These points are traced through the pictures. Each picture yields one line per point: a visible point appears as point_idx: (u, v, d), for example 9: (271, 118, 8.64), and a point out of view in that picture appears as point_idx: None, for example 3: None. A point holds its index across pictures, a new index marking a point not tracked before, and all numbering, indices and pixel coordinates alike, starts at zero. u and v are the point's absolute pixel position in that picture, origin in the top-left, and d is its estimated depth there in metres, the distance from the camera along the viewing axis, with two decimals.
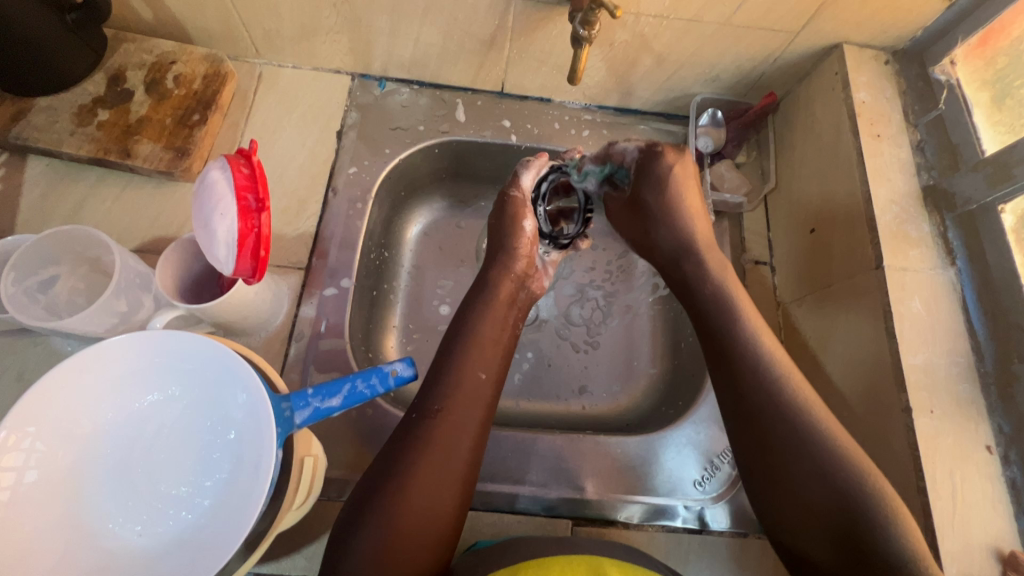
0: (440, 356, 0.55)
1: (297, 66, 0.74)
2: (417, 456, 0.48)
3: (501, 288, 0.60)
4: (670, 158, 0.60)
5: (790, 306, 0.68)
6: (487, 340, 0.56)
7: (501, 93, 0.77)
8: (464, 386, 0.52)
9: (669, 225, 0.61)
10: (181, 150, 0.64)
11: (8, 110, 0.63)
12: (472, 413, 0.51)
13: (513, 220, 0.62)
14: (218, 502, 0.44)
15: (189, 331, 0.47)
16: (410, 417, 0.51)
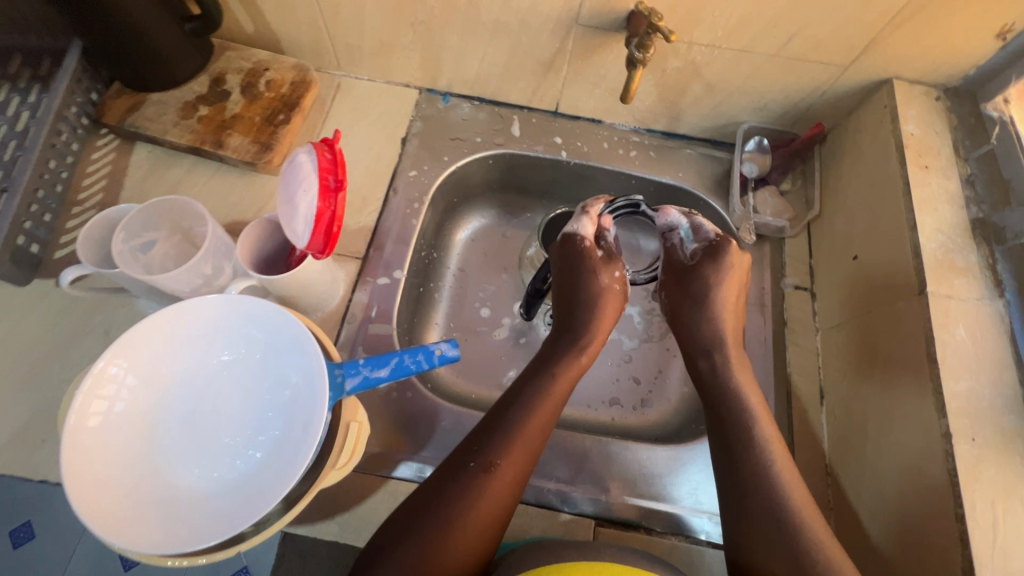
0: (507, 407, 0.56)
1: (371, 79, 0.82)
2: (466, 505, 0.50)
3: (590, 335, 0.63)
4: (714, 271, 0.63)
5: (830, 332, 0.68)
6: (556, 401, 0.58)
7: (555, 112, 0.82)
8: (524, 444, 0.54)
9: (697, 312, 0.63)
10: (265, 145, 0.71)
11: (126, 102, 0.72)
12: (522, 474, 0.53)
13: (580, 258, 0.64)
14: (268, 456, 0.49)
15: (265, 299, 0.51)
16: (468, 466, 0.52)
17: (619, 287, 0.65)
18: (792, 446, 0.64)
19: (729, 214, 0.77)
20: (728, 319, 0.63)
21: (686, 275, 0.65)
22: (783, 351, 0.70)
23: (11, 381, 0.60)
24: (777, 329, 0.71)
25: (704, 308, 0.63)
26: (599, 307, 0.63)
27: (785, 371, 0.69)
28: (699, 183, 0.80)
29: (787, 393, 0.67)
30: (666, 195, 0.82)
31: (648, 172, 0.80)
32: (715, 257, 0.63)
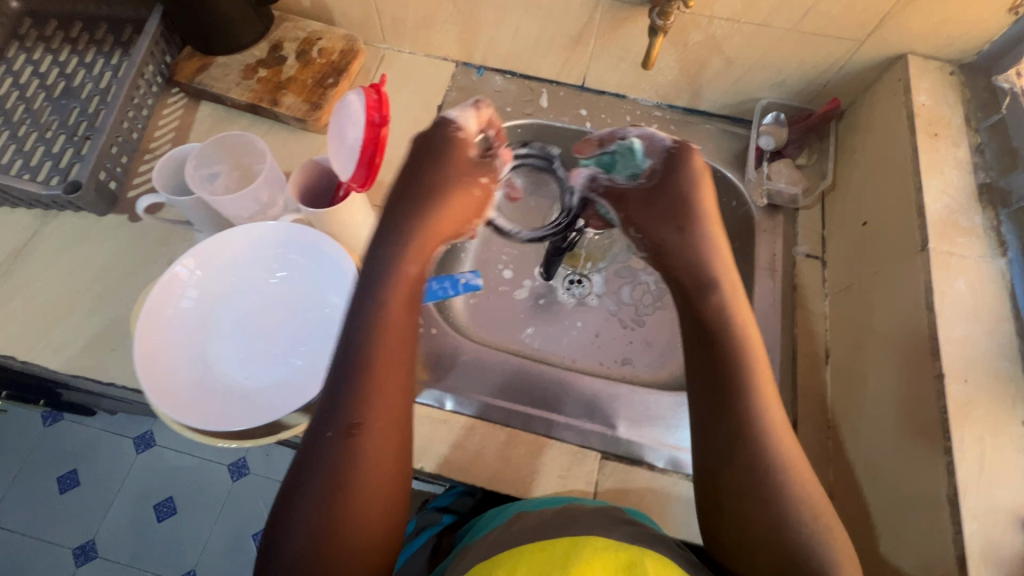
0: (342, 363, 0.48)
1: (413, 52, 0.89)
2: (347, 476, 0.45)
3: (428, 238, 0.54)
4: (696, 161, 0.60)
5: (837, 296, 0.71)
6: (398, 325, 0.50)
7: (581, 86, 0.87)
8: (380, 387, 0.48)
9: (682, 232, 0.58)
10: (316, 104, 0.78)
11: (196, 64, 0.80)
12: (395, 425, 0.48)
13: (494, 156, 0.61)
14: (306, 364, 0.54)
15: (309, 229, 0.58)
16: (326, 439, 0.45)
17: (479, 193, 0.58)
18: (795, 400, 0.67)
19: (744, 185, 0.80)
20: (713, 232, 0.57)
21: (647, 199, 0.60)
22: (792, 312, 0.73)
23: (87, 298, 0.68)
24: (786, 292, 0.74)
25: (687, 230, 0.57)
26: (442, 203, 0.55)
27: (792, 331, 0.71)
28: (716, 156, 0.84)
29: (793, 352, 0.70)
30: None
31: None
32: (683, 153, 0.60)
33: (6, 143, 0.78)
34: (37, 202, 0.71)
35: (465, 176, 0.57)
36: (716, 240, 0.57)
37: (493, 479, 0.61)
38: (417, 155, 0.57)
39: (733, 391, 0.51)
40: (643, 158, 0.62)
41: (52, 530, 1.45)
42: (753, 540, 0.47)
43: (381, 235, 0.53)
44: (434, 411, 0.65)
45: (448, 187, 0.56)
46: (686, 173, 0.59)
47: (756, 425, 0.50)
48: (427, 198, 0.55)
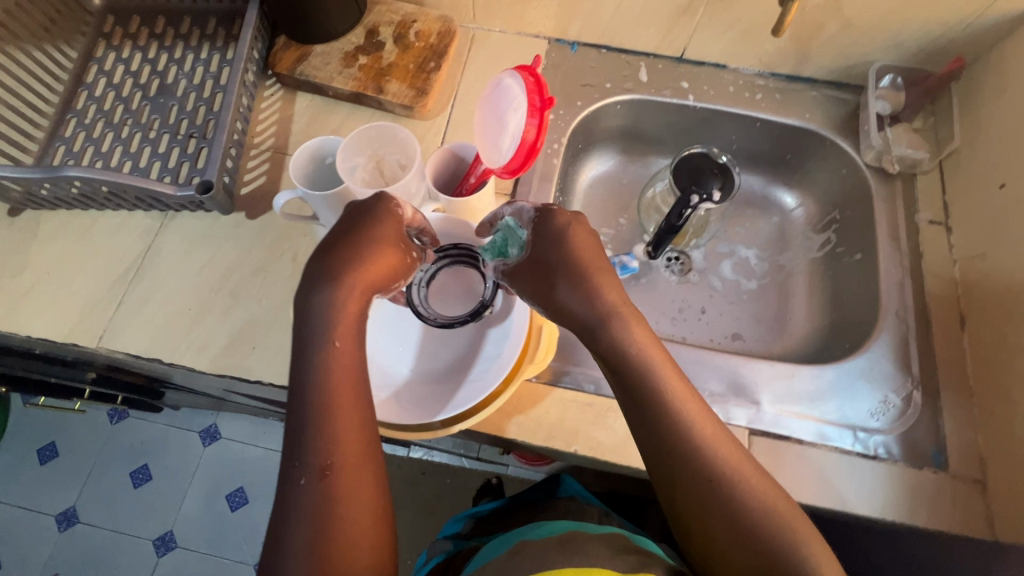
0: (297, 411, 0.47)
1: (503, 31, 0.87)
2: (315, 528, 0.43)
3: (360, 289, 0.50)
4: (564, 217, 0.53)
5: (969, 262, 0.70)
6: (347, 364, 0.49)
7: (680, 58, 0.85)
8: (339, 422, 0.47)
9: (569, 286, 0.50)
10: (421, 90, 0.77)
11: (294, 54, 0.79)
12: (364, 468, 0.46)
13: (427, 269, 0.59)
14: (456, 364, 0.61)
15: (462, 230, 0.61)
16: (298, 483, 0.45)
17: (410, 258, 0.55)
18: (934, 368, 0.67)
19: (858, 154, 0.80)
20: (602, 280, 0.50)
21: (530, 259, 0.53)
22: (921, 281, 0.72)
23: (219, 297, 0.68)
24: (913, 260, 0.73)
25: (570, 284, 0.50)
26: (360, 260, 0.50)
27: (923, 300, 0.71)
28: (825, 124, 0.82)
29: (927, 320, 0.70)
30: (791, 137, 0.84)
31: (775, 114, 0.83)
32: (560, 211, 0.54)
33: (111, 145, 0.78)
34: (158, 203, 0.71)
35: (395, 242, 0.53)
36: (610, 300, 0.50)
37: None
38: (348, 219, 0.53)
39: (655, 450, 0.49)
40: (522, 231, 0.56)
41: (131, 523, 1.48)
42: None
43: (308, 283, 0.50)
44: (578, 394, 0.65)
45: (385, 244, 0.52)
46: (551, 232, 0.53)
47: (682, 474, 0.47)
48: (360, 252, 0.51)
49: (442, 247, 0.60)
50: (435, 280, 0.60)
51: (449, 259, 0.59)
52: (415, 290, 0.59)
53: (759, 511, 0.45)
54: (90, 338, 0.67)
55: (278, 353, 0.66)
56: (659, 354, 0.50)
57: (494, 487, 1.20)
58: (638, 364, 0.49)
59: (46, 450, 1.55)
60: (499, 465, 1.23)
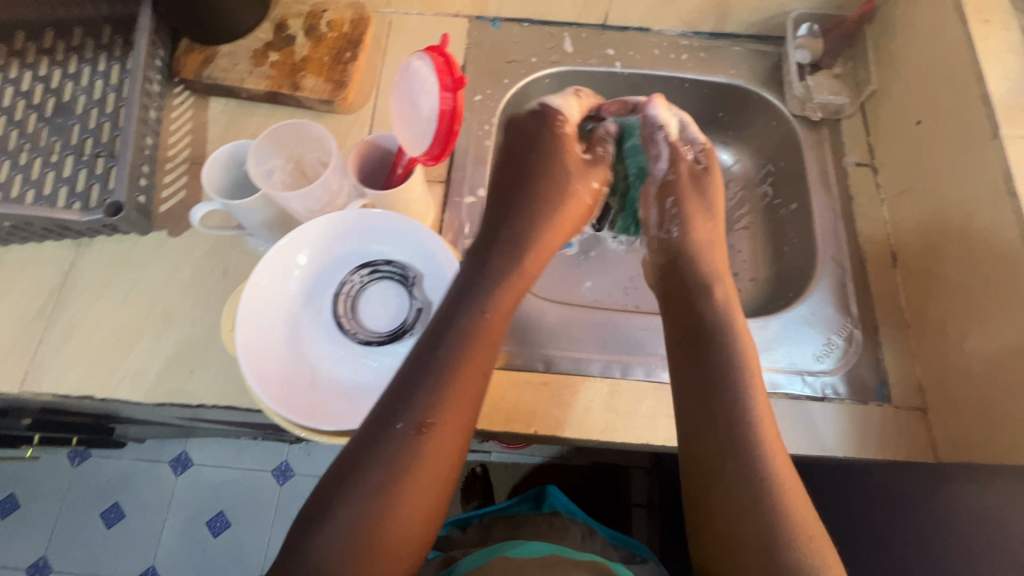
0: (426, 362, 0.51)
1: (421, 13, 0.84)
2: (397, 477, 0.47)
3: (529, 252, 0.63)
4: (714, 172, 0.73)
5: (896, 200, 0.72)
6: (488, 341, 0.54)
7: (603, 25, 0.84)
8: (459, 395, 0.50)
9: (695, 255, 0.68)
10: (339, 82, 0.73)
11: (198, 57, 0.74)
12: (454, 446, 0.49)
13: (354, 293, 0.56)
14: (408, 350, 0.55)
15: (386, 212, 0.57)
16: (396, 430, 0.48)
17: (590, 202, 0.71)
18: (872, 305, 0.69)
19: (785, 105, 0.81)
20: (719, 228, 0.71)
21: (697, 177, 0.72)
22: (853, 224, 0.74)
23: (150, 323, 0.65)
24: (844, 204, 0.75)
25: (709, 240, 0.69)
26: (558, 207, 0.67)
27: (857, 242, 0.73)
28: (751, 78, 0.82)
29: (862, 261, 0.72)
30: (720, 95, 0.85)
31: (701, 73, 0.83)
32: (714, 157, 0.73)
33: (9, 174, 0.72)
34: (69, 232, 0.66)
35: (586, 185, 0.70)
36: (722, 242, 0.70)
37: (607, 430, 0.62)
38: (533, 144, 0.69)
39: (732, 385, 0.56)
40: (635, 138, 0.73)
41: (108, 565, 1.43)
42: (738, 517, 0.51)
43: (513, 213, 0.65)
44: (533, 375, 0.64)
45: (571, 191, 0.68)
46: (707, 182, 0.72)
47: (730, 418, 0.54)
48: (551, 198, 0.67)
49: (374, 262, 0.57)
50: (364, 295, 0.57)
51: (380, 276, 0.57)
52: (341, 302, 0.56)
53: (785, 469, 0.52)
54: (11, 383, 0.62)
55: (219, 373, 0.63)
56: (742, 335, 0.60)
57: (478, 474, 1.20)
58: (731, 335, 0.60)
59: (6, 503, 1.47)
60: (482, 452, 1.24)
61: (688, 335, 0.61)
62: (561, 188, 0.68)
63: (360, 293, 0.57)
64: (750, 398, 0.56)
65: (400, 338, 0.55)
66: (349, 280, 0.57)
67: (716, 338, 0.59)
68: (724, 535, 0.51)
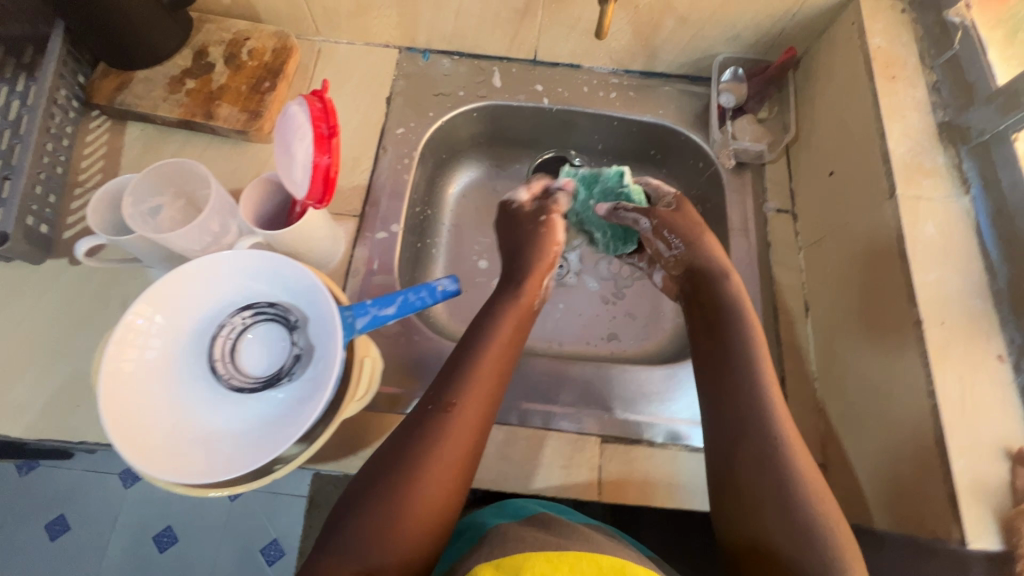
0: (460, 356, 0.58)
1: (351, 42, 0.83)
2: (427, 449, 0.51)
3: (540, 263, 0.70)
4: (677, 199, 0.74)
5: (810, 249, 0.72)
6: (509, 342, 0.61)
7: (534, 60, 0.84)
8: (484, 383, 0.56)
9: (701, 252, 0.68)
10: (255, 112, 0.73)
11: (113, 81, 0.73)
12: (476, 426, 0.54)
13: (233, 335, 0.55)
14: (287, 396, 0.53)
15: (266, 253, 0.55)
16: (434, 408, 0.54)
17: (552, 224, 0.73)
18: (780, 355, 0.69)
19: (710, 147, 0.80)
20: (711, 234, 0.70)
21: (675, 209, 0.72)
22: (769, 272, 0.73)
23: (40, 354, 0.63)
24: (761, 251, 0.74)
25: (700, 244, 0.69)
26: (538, 237, 0.71)
27: (770, 290, 0.72)
28: (679, 118, 0.82)
29: (774, 310, 0.71)
30: (649, 133, 0.84)
31: (629, 112, 0.83)
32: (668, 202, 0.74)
33: None
34: None
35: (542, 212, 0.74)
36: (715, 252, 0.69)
37: (497, 480, 0.61)
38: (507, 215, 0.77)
39: (750, 368, 0.58)
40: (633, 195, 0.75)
41: None
42: (764, 508, 0.51)
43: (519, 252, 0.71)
44: None
45: (543, 243, 0.71)
46: (687, 213, 0.72)
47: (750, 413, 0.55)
48: (529, 251, 0.70)
49: (257, 303, 0.56)
50: (245, 337, 0.55)
51: (263, 318, 0.56)
52: (219, 343, 0.54)
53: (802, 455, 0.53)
54: None
55: None
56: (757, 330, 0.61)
57: None
58: (745, 326, 0.61)
59: None
60: None
61: (704, 335, 0.63)
62: (533, 245, 0.71)
63: (241, 335, 0.55)
64: (766, 392, 0.56)
65: (273, 387, 0.54)
66: (229, 321, 0.55)
67: (732, 330, 0.61)
68: (751, 510, 0.51)
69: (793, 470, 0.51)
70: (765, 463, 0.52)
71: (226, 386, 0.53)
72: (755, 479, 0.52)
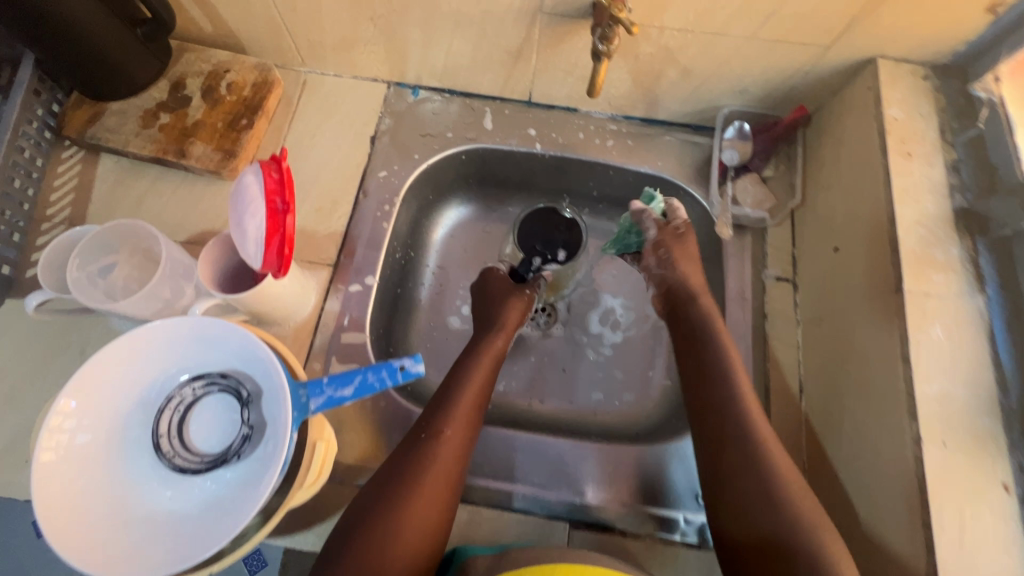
0: (444, 389, 0.62)
1: (338, 74, 0.79)
2: (419, 472, 0.54)
3: (515, 314, 0.71)
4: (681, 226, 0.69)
5: (809, 326, 0.67)
6: (486, 381, 0.65)
7: (528, 102, 0.79)
8: (467, 418, 0.59)
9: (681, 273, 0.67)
10: (229, 152, 0.70)
11: (86, 112, 0.71)
12: (462, 453, 0.58)
13: (181, 408, 0.52)
14: (238, 475, 0.50)
15: (221, 320, 0.52)
16: (422, 437, 0.57)
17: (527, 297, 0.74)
18: None
19: (709, 204, 0.75)
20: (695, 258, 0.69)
21: (680, 236, 0.68)
22: (763, 346, 0.69)
23: None
24: (757, 323, 0.70)
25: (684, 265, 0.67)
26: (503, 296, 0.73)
27: (763, 367, 0.68)
28: (679, 171, 0.77)
29: (766, 390, 0.66)
30: (645, 185, 0.79)
31: (624, 163, 0.78)
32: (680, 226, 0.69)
33: None
34: None
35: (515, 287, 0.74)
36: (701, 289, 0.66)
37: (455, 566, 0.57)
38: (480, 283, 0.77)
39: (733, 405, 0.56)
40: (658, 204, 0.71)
41: None
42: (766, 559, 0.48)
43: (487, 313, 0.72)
44: None
45: (512, 299, 0.72)
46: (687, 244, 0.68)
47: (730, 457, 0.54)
48: (500, 308, 0.72)
49: (208, 374, 0.53)
50: (194, 410, 0.53)
51: (216, 388, 0.53)
52: (166, 417, 0.52)
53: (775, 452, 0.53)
54: None
55: None
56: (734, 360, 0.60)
57: None
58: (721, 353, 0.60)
59: None
60: None
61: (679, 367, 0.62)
62: (503, 303, 0.72)
63: (190, 408, 0.53)
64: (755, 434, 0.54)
65: (219, 467, 0.51)
66: (178, 394, 0.52)
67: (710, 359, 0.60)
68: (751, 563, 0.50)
69: (770, 468, 0.52)
70: (749, 509, 0.51)
71: (171, 466, 0.50)
72: (748, 520, 0.50)
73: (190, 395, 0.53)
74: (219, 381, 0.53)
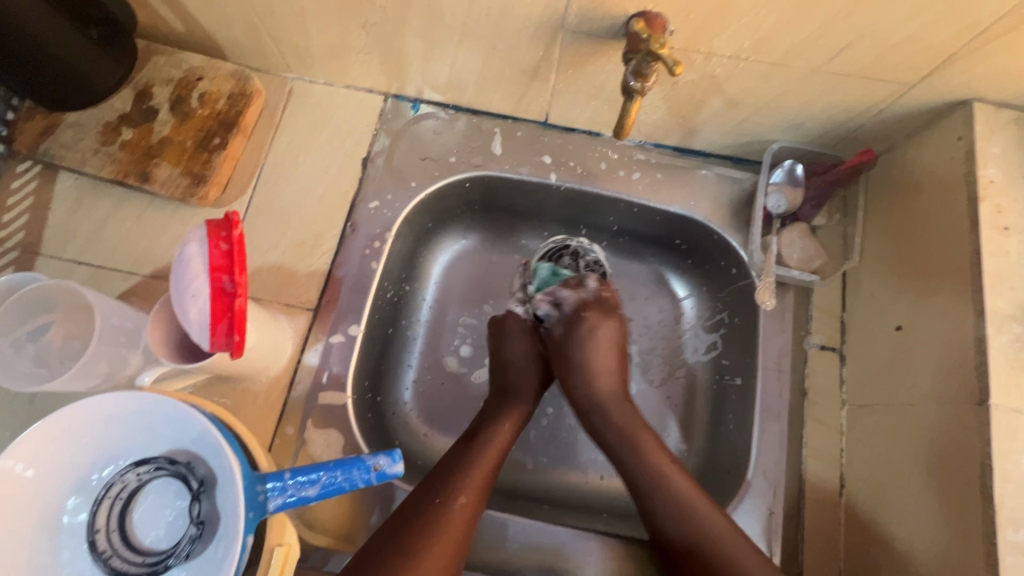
0: (466, 445, 0.57)
1: (329, 83, 0.69)
2: (422, 543, 0.48)
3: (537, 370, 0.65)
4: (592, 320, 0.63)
5: (855, 410, 0.58)
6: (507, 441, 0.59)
7: (545, 123, 0.69)
8: (482, 483, 0.54)
9: (583, 382, 0.61)
10: (199, 176, 0.62)
11: (40, 123, 0.62)
12: (470, 525, 0.51)
13: (121, 497, 0.46)
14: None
15: (133, 391, 0.43)
16: (432, 500, 0.51)
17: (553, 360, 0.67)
18: (800, 542, 0.56)
19: (748, 255, 0.65)
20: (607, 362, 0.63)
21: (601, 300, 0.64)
22: (800, 427, 0.60)
23: None
24: (795, 400, 0.60)
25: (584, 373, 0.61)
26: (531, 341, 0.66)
27: (799, 453, 0.59)
28: (715, 212, 0.67)
29: (800, 480, 0.58)
30: (674, 224, 0.69)
31: (651, 200, 0.68)
32: (598, 308, 0.63)
33: None
34: None
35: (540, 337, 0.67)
36: (614, 376, 0.62)
37: None
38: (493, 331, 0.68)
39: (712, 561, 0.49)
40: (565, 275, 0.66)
41: None
42: None
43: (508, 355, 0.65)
44: None
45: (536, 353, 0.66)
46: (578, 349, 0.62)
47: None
48: (526, 373, 0.64)
49: (152, 458, 0.46)
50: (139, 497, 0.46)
51: (159, 473, 0.46)
52: (105, 508, 0.45)
53: (696, 491, 0.54)
54: None
55: None
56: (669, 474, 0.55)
57: None
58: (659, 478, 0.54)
59: None
60: None
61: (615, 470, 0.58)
62: (529, 369, 0.64)
63: (134, 495, 0.46)
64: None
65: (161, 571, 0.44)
66: (119, 479, 0.46)
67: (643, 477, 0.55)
68: None
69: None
70: None
71: (112, 566, 0.44)
72: None
73: (131, 480, 0.46)
74: (159, 465, 0.46)
